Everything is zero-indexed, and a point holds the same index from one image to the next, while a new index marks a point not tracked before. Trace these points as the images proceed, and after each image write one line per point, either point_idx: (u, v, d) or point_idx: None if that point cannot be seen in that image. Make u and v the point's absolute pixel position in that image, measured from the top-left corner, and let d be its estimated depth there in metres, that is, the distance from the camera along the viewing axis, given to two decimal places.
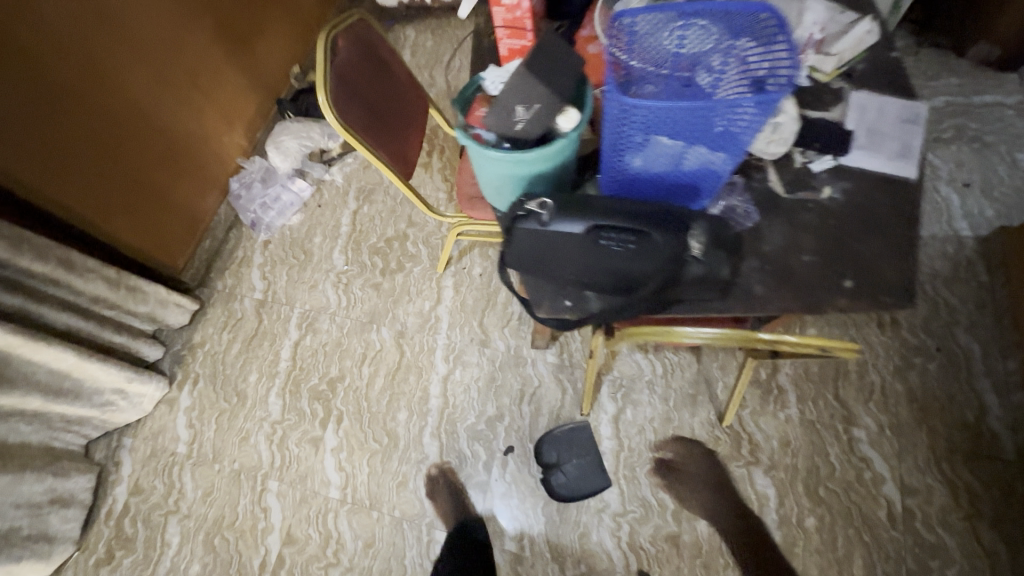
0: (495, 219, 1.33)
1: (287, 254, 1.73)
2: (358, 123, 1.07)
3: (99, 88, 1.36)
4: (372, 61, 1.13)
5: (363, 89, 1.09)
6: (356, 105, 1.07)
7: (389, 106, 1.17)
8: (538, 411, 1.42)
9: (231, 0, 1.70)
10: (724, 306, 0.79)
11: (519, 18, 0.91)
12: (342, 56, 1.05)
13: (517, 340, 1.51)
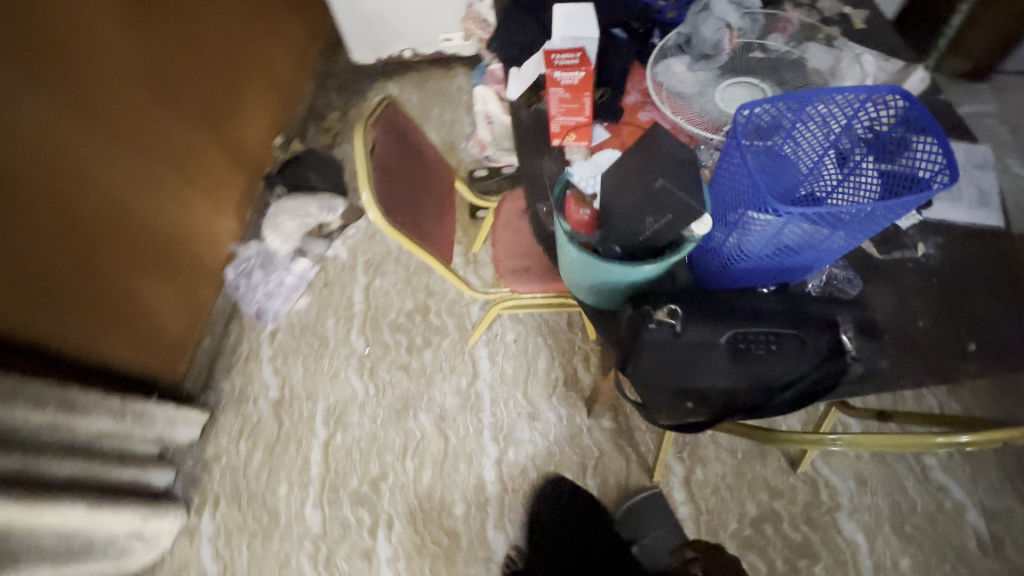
0: (540, 290, 1.26)
1: (299, 343, 1.59)
2: (400, 215, 0.98)
3: (84, 196, 1.21)
4: (404, 146, 1.06)
5: (400, 177, 1.02)
6: (396, 197, 0.99)
7: (424, 190, 1.09)
8: (604, 483, 1.34)
9: (211, 81, 1.58)
10: (855, 389, 0.74)
11: (578, 96, 0.90)
12: (377, 148, 0.97)
13: (567, 408, 1.43)
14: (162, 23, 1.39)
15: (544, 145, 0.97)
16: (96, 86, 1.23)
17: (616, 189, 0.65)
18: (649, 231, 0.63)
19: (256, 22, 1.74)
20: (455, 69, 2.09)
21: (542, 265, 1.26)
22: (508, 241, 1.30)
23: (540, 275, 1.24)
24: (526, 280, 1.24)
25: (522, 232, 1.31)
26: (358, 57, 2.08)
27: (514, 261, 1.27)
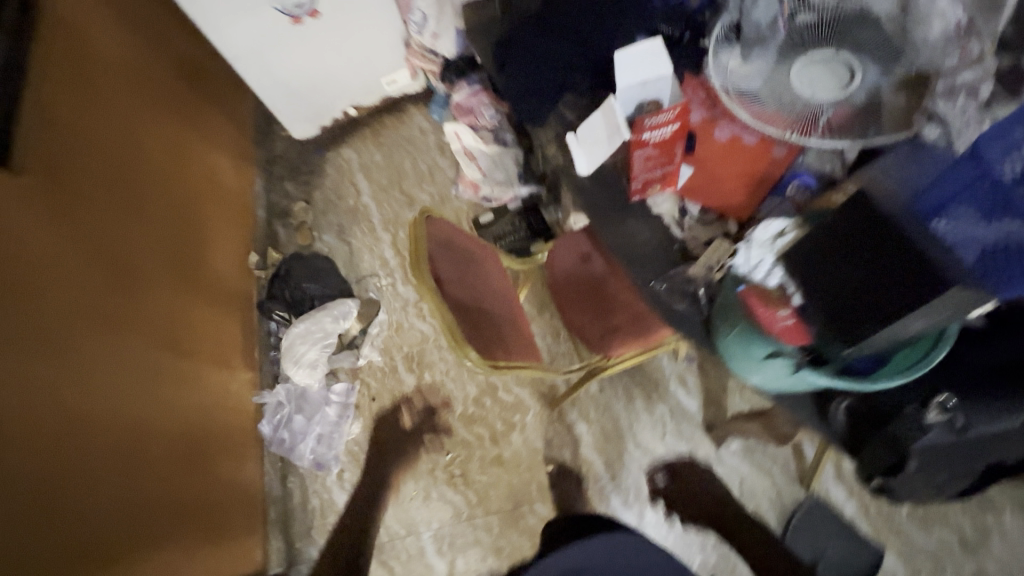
0: (648, 344, 1.07)
1: (373, 475, 1.41)
2: (491, 343, 0.86)
3: (100, 433, 1.04)
4: (459, 257, 0.90)
5: (470, 301, 0.87)
6: (478, 325, 0.86)
7: (492, 295, 0.94)
8: (758, 509, 1.23)
9: (171, 229, 1.35)
10: None
11: (670, 146, 0.77)
12: (443, 281, 0.83)
13: (688, 443, 1.30)
14: (104, 196, 1.17)
15: (629, 211, 0.82)
16: (65, 305, 1.04)
17: (841, 282, 0.53)
18: (918, 327, 0.51)
19: (192, 137, 1.49)
20: (409, 110, 1.86)
21: (634, 314, 1.09)
22: (579, 298, 1.14)
23: (633, 324, 1.08)
24: (619, 337, 1.08)
25: (590, 282, 1.14)
26: (300, 132, 1.81)
27: (597, 318, 1.11)
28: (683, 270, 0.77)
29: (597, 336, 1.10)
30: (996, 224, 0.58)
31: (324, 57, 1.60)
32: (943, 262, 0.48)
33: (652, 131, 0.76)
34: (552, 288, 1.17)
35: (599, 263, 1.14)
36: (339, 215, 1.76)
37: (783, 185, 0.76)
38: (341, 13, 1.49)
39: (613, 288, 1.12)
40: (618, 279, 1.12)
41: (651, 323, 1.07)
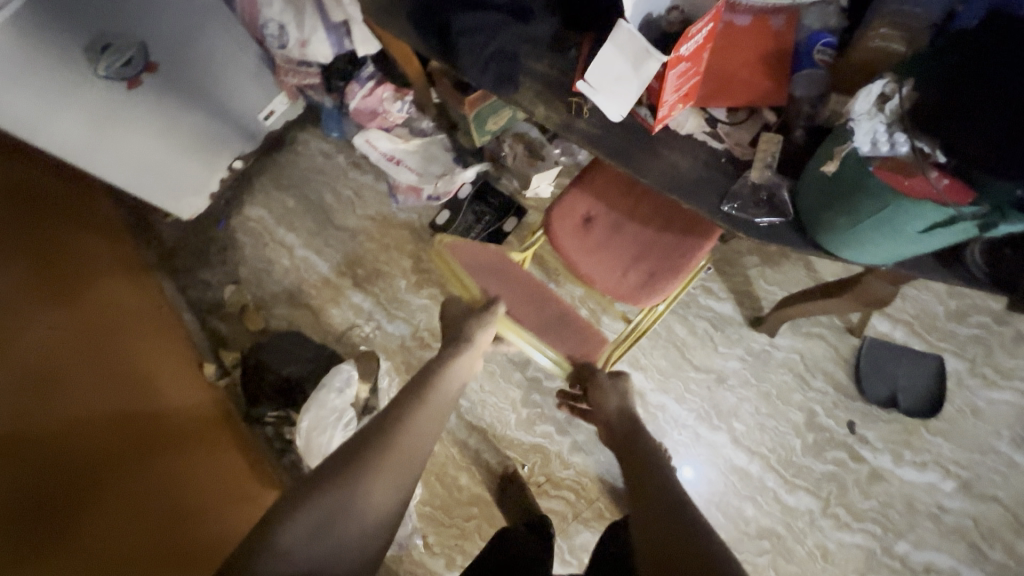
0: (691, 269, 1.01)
1: (458, 524, 1.29)
2: (568, 342, 0.99)
3: None
4: (498, 273, 1.00)
5: (528, 311, 0.99)
6: (548, 330, 0.99)
7: (546, 299, 1.01)
8: (828, 373, 1.25)
9: (100, 386, 1.08)
10: None
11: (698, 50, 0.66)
12: (504, 307, 0.97)
13: (739, 344, 1.29)
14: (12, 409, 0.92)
15: (660, 142, 0.74)
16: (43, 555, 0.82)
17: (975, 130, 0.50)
18: None
19: (66, 273, 1.18)
20: (301, 138, 1.63)
21: (662, 249, 1.01)
22: (603, 262, 1.02)
23: (670, 259, 1.01)
24: (663, 278, 1.00)
25: (606, 240, 1.02)
26: (188, 211, 1.52)
27: (631, 271, 1.01)
28: (746, 180, 0.70)
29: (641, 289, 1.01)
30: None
31: (183, 114, 1.31)
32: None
33: (692, 41, 0.63)
34: (568, 265, 1.04)
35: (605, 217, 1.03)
36: (283, 281, 1.54)
37: (805, 55, 0.71)
38: (181, 54, 1.22)
39: (632, 234, 1.02)
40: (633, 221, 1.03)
41: (688, 249, 1.01)
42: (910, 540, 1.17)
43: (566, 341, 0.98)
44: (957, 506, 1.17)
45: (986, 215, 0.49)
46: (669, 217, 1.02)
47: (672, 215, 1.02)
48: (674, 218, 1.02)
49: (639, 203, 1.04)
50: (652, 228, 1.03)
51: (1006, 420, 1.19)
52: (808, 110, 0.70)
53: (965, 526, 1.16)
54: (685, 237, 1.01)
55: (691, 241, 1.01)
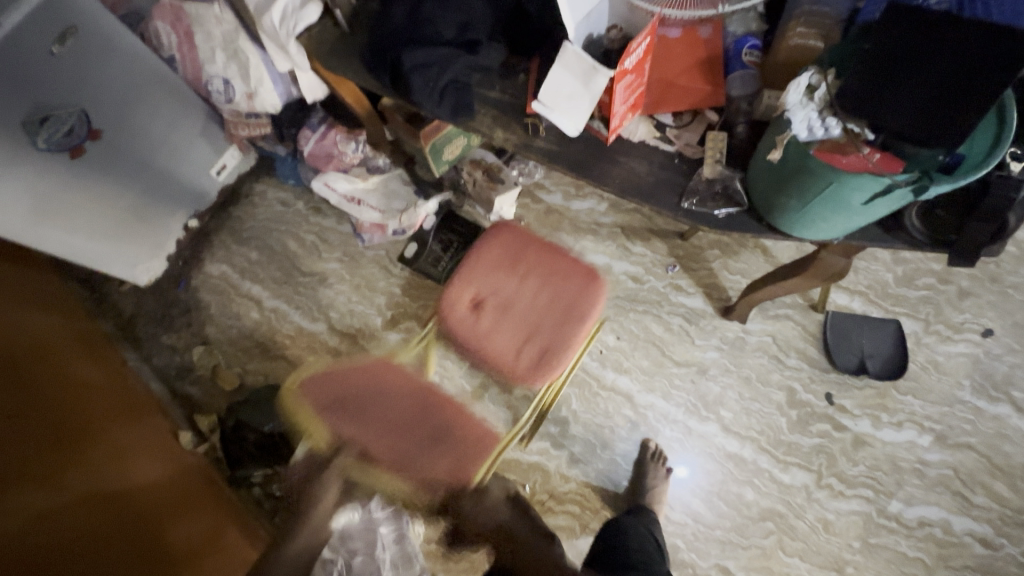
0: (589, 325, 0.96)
1: (466, 556, 1.26)
2: (432, 466, 0.88)
3: None
4: (356, 403, 0.92)
5: (391, 437, 0.91)
6: (411, 451, 0.90)
7: (410, 419, 0.92)
8: (799, 350, 1.31)
9: (63, 474, 1.00)
10: None
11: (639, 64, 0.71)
12: (365, 446, 0.89)
13: (714, 334, 1.34)
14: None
15: (615, 151, 0.78)
16: None
17: (899, 105, 0.54)
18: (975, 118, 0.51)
19: (26, 353, 1.12)
20: (257, 189, 1.62)
21: (555, 315, 0.95)
22: (495, 348, 0.95)
23: (558, 334, 0.95)
24: (553, 359, 0.94)
25: (496, 322, 0.96)
26: (146, 276, 1.48)
27: (522, 355, 0.95)
28: (699, 177, 0.75)
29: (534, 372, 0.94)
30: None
31: (133, 178, 1.29)
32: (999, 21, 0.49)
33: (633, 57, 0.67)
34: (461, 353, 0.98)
35: (490, 298, 0.97)
36: (255, 335, 1.50)
37: (735, 58, 0.76)
38: (124, 119, 1.21)
39: (518, 313, 0.96)
40: (520, 294, 0.96)
41: (577, 322, 0.95)
42: (900, 498, 1.22)
43: (425, 472, 0.88)
44: (937, 457, 1.23)
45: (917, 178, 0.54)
46: (553, 292, 0.96)
47: (558, 287, 0.96)
48: (560, 290, 0.96)
49: (522, 279, 0.97)
50: (539, 302, 0.96)
51: (964, 371, 1.27)
52: (746, 106, 0.75)
53: (948, 476, 1.22)
54: (572, 309, 0.95)
55: (579, 314, 0.95)
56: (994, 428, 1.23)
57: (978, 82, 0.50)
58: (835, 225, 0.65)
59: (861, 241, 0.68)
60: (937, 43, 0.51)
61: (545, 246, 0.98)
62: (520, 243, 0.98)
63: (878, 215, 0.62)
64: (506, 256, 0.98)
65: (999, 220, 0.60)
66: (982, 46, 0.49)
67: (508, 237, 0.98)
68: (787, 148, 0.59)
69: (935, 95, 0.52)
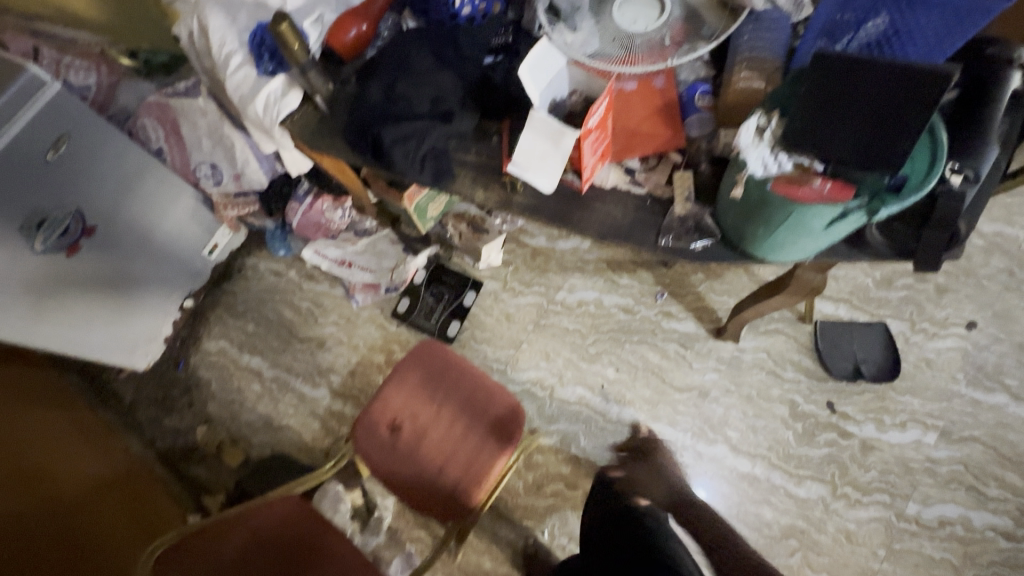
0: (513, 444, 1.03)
1: None
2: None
3: None
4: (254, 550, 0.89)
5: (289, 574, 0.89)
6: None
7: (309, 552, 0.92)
8: (795, 362, 1.34)
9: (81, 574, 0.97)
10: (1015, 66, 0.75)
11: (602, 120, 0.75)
12: None
13: (710, 356, 1.37)
14: None
15: (590, 198, 0.83)
16: None
17: (843, 134, 0.59)
18: (907, 147, 0.57)
19: (35, 452, 1.11)
20: (248, 262, 1.65)
21: (474, 435, 1.04)
22: (404, 476, 1.04)
23: (477, 456, 1.03)
24: (452, 501, 1.01)
25: (413, 446, 1.05)
26: (144, 361, 1.48)
27: (438, 481, 1.03)
28: (672, 215, 0.80)
29: (436, 506, 1.02)
30: (872, 23, 0.74)
31: (129, 263, 1.32)
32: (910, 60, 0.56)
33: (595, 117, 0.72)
34: (382, 471, 1.05)
35: (409, 422, 1.06)
36: (257, 409, 1.50)
37: (690, 103, 0.83)
38: (120, 209, 1.25)
39: (438, 435, 1.05)
40: (442, 416, 1.06)
41: (493, 445, 1.03)
42: (918, 499, 1.22)
43: None
44: (947, 453, 1.24)
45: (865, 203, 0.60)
46: (471, 414, 1.05)
47: (470, 427, 1.05)
48: (479, 412, 1.05)
49: (438, 412, 1.06)
50: (459, 423, 1.05)
51: (956, 365, 1.30)
52: (706, 145, 0.81)
53: (959, 472, 1.23)
54: (480, 451, 1.03)
55: (486, 455, 1.03)
56: (994, 418, 1.25)
57: (910, 112, 0.56)
58: (806, 246, 0.68)
59: (832, 259, 0.72)
60: (865, 78, 0.56)
61: (467, 372, 1.08)
62: (444, 364, 1.08)
63: (844, 232, 0.66)
64: (426, 388, 1.07)
65: (952, 228, 0.64)
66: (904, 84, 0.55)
67: (430, 368, 1.08)
68: (748, 184, 0.63)
69: (873, 125, 0.57)
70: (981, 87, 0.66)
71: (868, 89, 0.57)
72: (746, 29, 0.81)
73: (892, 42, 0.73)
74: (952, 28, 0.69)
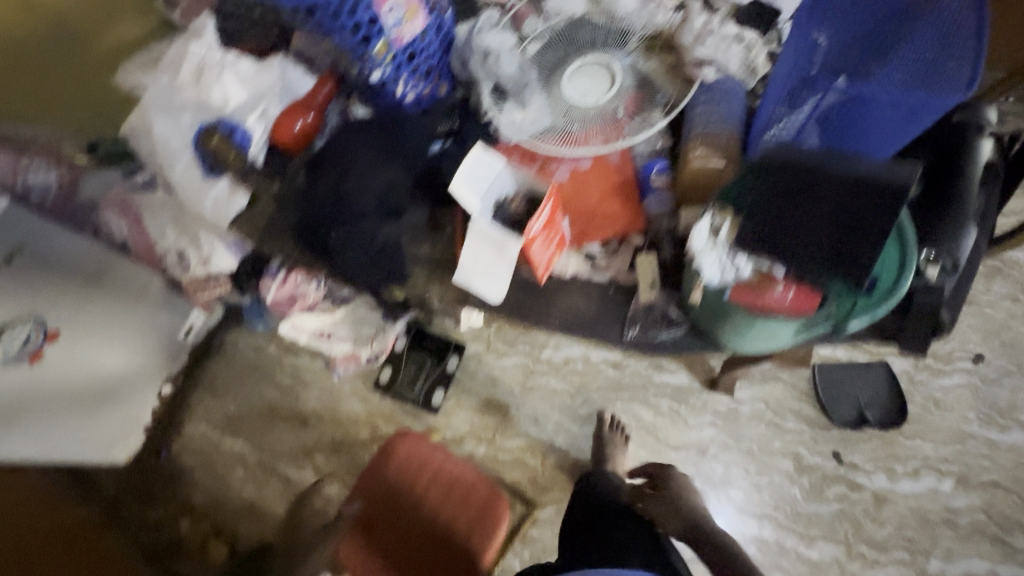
0: (502, 531, 1.02)
1: None
2: None
3: None
4: None
5: None
6: None
7: None
8: (797, 411, 1.26)
9: None
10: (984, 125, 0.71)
11: (551, 218, 0.70)
12: None
13: (705, 410, 1.30)
14: None
15: (552, 291, 0.78)
16: None
17: (807, 238, 0.53)
18: (873, 251, 0.52)
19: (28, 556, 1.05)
20: (225, 339, 1.60)
21: (459, 525, 1.03)
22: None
23: (464, 547, 1.02)
24: None
25: (398, 545, 1.05)
26: (122, 454, 1.40)
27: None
28: (636, 304, 0.75)
29: None
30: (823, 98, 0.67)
31: (106, 350, 1.26)
32: (867, 166, 0.50)
33: (538, 222, 0.66)
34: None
35: (389, 522, 1.06)
36: (244, 494, 1.46)
37: (646, 183, 0.79)
38: (88, 296, 1.21)
39: (423, 530, 1.04)
40: (424, 510, 1.05)
41: (480, 534, 1.02)
42: (939, 554, 1.15)
43: None
44: (966, 501, 1.17)
45: (832, 315, 0.56)
46: (453, 505, 1.05)
47: (454, 517, 1.04)
48: (460, 501, 1.05)
49: (419, 506, 1.06)
50: (441, 517, 1.04)
51: (968, 404, 1.23)
52: (666, 224, 0.77)
53: (981, 522, 1.15)
54: (467, 541, 1.02)
55: (473, 545, 1.02)
56: (1013, 459, 1.18)
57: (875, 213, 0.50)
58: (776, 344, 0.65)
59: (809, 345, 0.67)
60: (821, 183, 0.51)
61: (443, 463, 1.07)
62: (421, 457, 1.07)
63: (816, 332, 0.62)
64: (406, 483, 1.07)
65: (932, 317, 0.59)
66: (863, 184, 0.50)
67: (408, 462, 1.07)
68: (707, 292, 0.59)
69: (835, 226, 0.52)
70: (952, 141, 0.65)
71: (826, 193, 0.51)
72: (699, 100, 0.80)
73: (846, 129, 0.68)
74: (905, 119, 0.64)
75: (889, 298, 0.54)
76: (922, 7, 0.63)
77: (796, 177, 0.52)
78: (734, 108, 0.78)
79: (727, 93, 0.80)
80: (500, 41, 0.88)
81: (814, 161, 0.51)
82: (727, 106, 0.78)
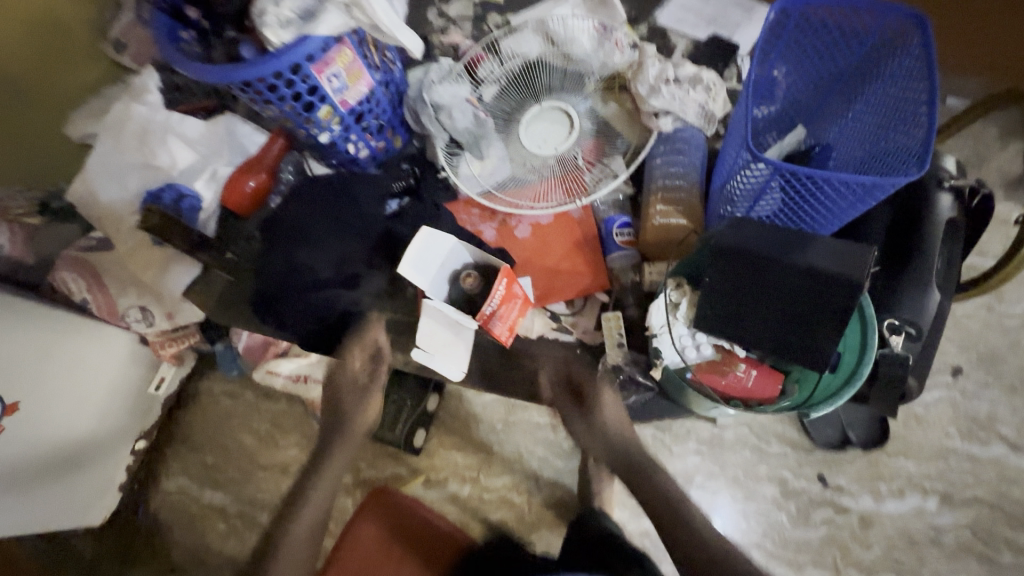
0: None
1: None
2: None
3: None
4: None
5: None
6: None
7: None
8: (783, 435, 1.24)
9: None
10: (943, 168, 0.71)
11: (509, 290, 0.71)
12: None
13: (689, 438, 1.28)
14: None
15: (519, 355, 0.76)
16: None
17: (766, 327, 0.53)
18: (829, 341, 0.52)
19: None
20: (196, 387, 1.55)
21: None
22: None
23: None
24: None
25: None
26: (99, 515, 1.35)
27: None
28: (604, 364, 0.73)
29: None
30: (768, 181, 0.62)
31: (77, 418, 1.18)
32: (813, 260, 0.52)
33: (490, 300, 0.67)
34: None
35: None
36: (226, 549, 1.43)
37: (610, 240, 0.79)
38: (60, 366, 1.11)
39: None
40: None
41: None
42: (927, 574, 1.16)
43: None
44: (951, 518, 1.17)
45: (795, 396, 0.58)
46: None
47: None
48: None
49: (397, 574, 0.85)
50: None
51: (950, 418, 1.22)
52: (632, 279, 0.77)
53: (966, 538, 1.16)
54: None
55: None
56: (995, 473, 1.19)
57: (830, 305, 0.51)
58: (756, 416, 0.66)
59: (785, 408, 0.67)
60: (773, 278, 0.52)
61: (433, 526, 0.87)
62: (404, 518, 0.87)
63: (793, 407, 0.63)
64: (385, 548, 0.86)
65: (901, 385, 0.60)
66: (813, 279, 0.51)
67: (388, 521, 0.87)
68: (671, 370, 0.62)
69: (790, 317, 0.52)
70: (912, 214, 0.69)
71: (778, 285, 0.52)
72: (658, 153, 0.81)
73: (807, 205, 0.62)
74: (858, 199, 0.59)
75: (853, 380, 0.57)
76: (866, 79, 0.70)
77: (750, 267, 0.53)
78: (697, 157, 0.79)
79: (689, 145, 0.80)
80: (452, 93, 0.82)
81: (763, 253, 0.52)
82: (688, 158, 0.79)
